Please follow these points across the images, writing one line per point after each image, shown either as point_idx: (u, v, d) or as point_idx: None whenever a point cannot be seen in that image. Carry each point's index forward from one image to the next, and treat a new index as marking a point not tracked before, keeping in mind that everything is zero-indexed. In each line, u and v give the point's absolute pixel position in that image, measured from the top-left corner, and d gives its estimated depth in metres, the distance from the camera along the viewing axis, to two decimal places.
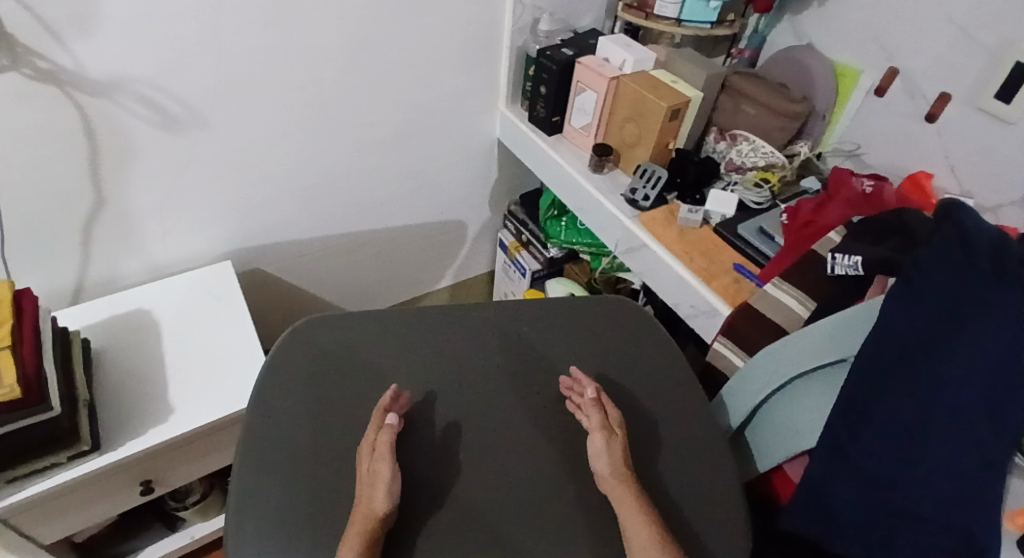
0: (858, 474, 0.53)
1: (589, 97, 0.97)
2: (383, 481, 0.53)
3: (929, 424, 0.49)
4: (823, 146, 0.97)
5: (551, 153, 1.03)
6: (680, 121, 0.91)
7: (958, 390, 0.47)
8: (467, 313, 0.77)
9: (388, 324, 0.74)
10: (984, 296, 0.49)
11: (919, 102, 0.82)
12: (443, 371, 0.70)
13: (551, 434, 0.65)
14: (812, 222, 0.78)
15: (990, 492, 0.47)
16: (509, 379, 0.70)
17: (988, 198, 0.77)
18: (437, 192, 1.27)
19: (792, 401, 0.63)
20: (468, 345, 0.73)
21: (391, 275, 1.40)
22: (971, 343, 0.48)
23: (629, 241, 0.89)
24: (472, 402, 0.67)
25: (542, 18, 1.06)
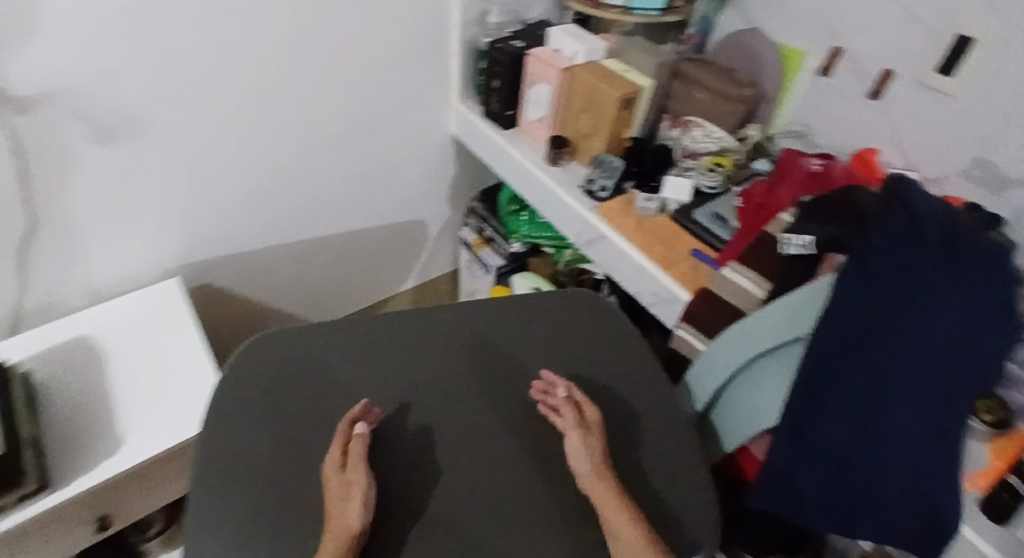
0: (820, 456, 0.54)
1: (542, 89, 0.96)
2: (358, 494, 0.52)
3: (888, 402, 0.51)
4: (773, 128, 0.97)
5: (507, 148, 1.02)
6: (633, 110, 0.90)
7: (916, 369, 0.49)
8: (430, 315, 0.76)
9: (351, 331, 0.72)
10: (934, 278, 0.50)
11: (864, 79, 0.83)
12: (409, 376, 0.68)
13: (527, 433, 0.64)
14: (764, 204, 0.80)
15: (948, 463, 0.49)
16: (480, 382, 0.69)
17: (932, 171, 0.79)
18: (394, 192, 1.24)
19: (753, 384, 0.63)
20: (433, 346, 0.72)
21: (350, 281, 1.36)
22: (926, 322, 0.49)
23: (589, 232, 0.89)
24: (443, 407, 0.66)
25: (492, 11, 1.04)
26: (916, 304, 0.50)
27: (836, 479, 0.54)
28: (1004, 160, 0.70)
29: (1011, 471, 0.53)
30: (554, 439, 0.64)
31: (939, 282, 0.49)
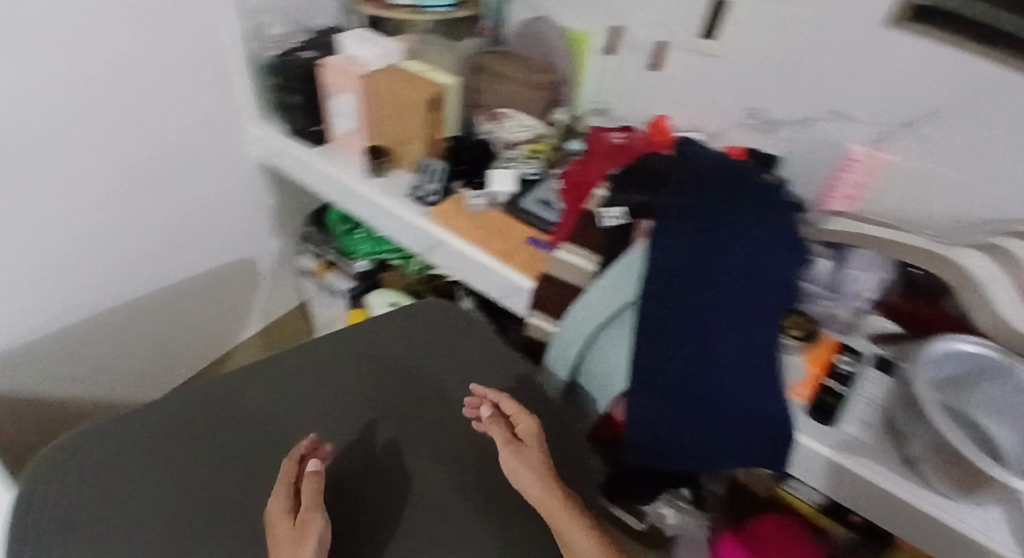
0: (664, 391, 0.65)
1: (345, 100, 0.90)
2: (313, 537, 0.48)
3: (710, 331, 0.64)
4: (579, 107, 1.00)
5: (322, 165, 0.95)
6: (444, 110, 0.87)
7: (723, 298, 0.64)
8: (287, 356, 0.74)
9: (199, 394, 0.68)
10: (720, 227, 0.65)
11: (642, 51, 0.90)
12: (274, 419, 0.66)
13: (433, 445, 0.65)
14: (579, 183, 0.84)
15: (760, 368, 0.63)
16: (372, 410, 0.68)
17: (715, 125, 0.89)
18: (208, 232, 1.13)
19: (604, 350, 0.72)
20: (294, 385, 0.70)
21: (180, 339, 1.22)
22: (720, 261, 0.64)
23: (427, 240, 0.86)
24: (338, 443, 0.64)
25: (266, 21, 0.99)
26: (714, 249, 0.65)
27: (683, 408, 0.65)
28: (766, 105, 0.82)
29: (829, 380, 0.70)
30: (458, 445, 0.65)
31: (725, 228, 0.65)
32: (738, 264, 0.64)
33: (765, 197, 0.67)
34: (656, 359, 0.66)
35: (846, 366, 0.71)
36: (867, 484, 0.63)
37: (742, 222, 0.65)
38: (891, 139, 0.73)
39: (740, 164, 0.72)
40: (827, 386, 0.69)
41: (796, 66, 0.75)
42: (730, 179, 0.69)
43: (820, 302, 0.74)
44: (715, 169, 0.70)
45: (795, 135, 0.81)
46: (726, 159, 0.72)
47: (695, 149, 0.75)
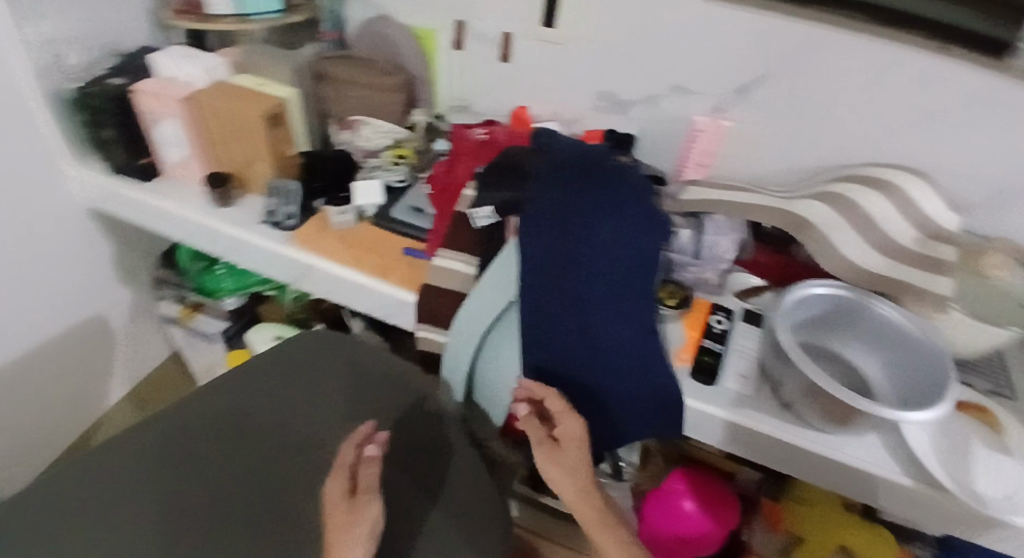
0: (557, 378, 0.68)
1: (171, 126, 0.83)
2: (364, 527, 0.54)
3: (591, 316, 0.65)
4: (438, 106, 0.98)
5: (158, 202, 0.84)
6: (287, 124, 0.81)
7: (597, 281, 0.64)
8: (184, 405, 0.78)
9: (103, 451, 0.71)
10: (584, 210, 0.65)
11: (490, 44, 0.87)
12: (183, 458, 0.71)
13: (361, 473, 0.71)
14: (448, 185, 0.82)
15: (642, 342, 0.65)
16: (274, 459, 0.72)
17: (571, 111, 0.90)
18: (42, 300, 0.97)
19: (494, 350, 0.72)
20: (194, 427, 0.75)
21: (30, 425, 1.06)
22: (588, 244, 0.64)
23: (294, 267, 0.79)
24: (248, 481, 0.70)
25: (65, 51, 0.85)
26: (581, 233, 0.65)
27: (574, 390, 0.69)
28: (615, 87, 0.84)
29: (705, 340, 0.74)
30: (389, 466, 0.71)
31: (589, 211, 0.65)
32: (610, 249, 0.64)
33: (624, 176, 0.68)
34: (545, 350, 0.67)
35: (719, 324, 0.76)
36: (757, 434, 0.68)
37: (605, 207, 0.65)
38: (730, 105, 0.79)
39: (596, 151, 0.73)
40: (706, 346, 0.73)
41: (637, 47, 0.78)
42: (589, 163, 0.69)
43: (689, 269, 0.78)
44: (574, 156, 0.70)
45: (645, 113, 0.85)
46: (582, 145, 0.73)
47: (553, 138, 0.75)
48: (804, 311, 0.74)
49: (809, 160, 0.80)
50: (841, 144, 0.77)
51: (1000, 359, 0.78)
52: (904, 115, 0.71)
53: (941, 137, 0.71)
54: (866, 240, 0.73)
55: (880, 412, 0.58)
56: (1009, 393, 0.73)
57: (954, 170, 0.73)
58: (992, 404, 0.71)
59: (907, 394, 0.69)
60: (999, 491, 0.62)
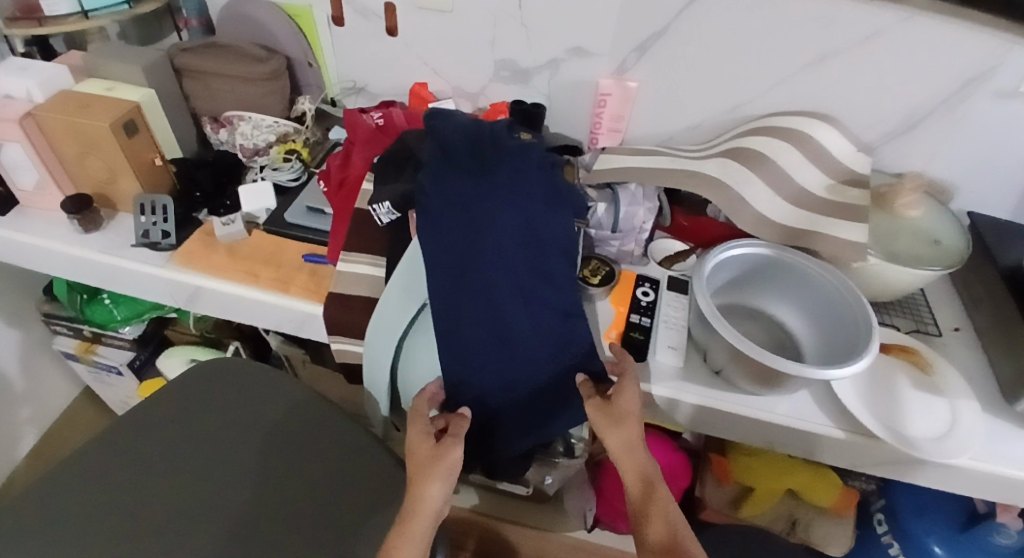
0: (483, 389, 0.62)
1: (14, 149, 0.72)
2: (447, 467, 0.51)
3: (505, 314, 0.60)
4: (330, 91, 0.90)
5: (18, 237, 0.75)
6: (149, 130, 0.74)
7: (506, 275, 0.60)
8: (96, 455, 0.71)
9: (25, 522, 0.64)
10: (483, 199, 0.60)
11: (373, 19, 0.79)
12: (111, 510, 0.66)
13: (286, 495, 0.68)
14: (345, 179, 0.74)
15: (562, 333, 0.62)
16: (210, 499, 0.67)
17: (474, 85, 0.84)
18: None
19: (411, 360, 0.66)
20: (117, 477, 0.69)
21: None
22: (492, 237, 0.60)
23: (180, 291, 0.72)
24: (194, 519, 0.65)
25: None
26: (484, 226, 0.60)
27: (506, 397, 0.63)
28: (514, 55, 0.79)
29: (634, 316, 0.71)
30: (327, 490, 0.68)
31: (489, 201, 0.60)
32: (511, 244, 0.60)
33: (523, 161, 0.62)
34: (465, 358, 0.61)
35: (646, 296, 0.73)
36: (695, 406, 0.66)
37: (505, 198, 0.60)
38: (633, 65, 0.75)
39: (493, 129, 0.67)
40: (633, 321, 0.71)
41: (530, 9, 0.73)
42: (483, 149, 0.63)
43: (611, 243, 0.76)
44: (467, 139, 0.64)
45: (549, 80, 0.80)
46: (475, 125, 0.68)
47: (446, 118, 0.68)
48: (721, 272, 0.72)
49: (717, 116, 0.78)
50: (746, 96, 0.74)
51: (919, 295, 0.79)
52: (804, 59, 0.69)
53: (842, 80, 0.70)
54: (780, 193, 0.72)
55: (804, 372, 0.57)
56: (930, 328, 0.75)
57: (858, 112, 0.72)
58: (915, 342, 0.73)
59: (824, 347, 0.69)
60: (927, 432, 0.63)
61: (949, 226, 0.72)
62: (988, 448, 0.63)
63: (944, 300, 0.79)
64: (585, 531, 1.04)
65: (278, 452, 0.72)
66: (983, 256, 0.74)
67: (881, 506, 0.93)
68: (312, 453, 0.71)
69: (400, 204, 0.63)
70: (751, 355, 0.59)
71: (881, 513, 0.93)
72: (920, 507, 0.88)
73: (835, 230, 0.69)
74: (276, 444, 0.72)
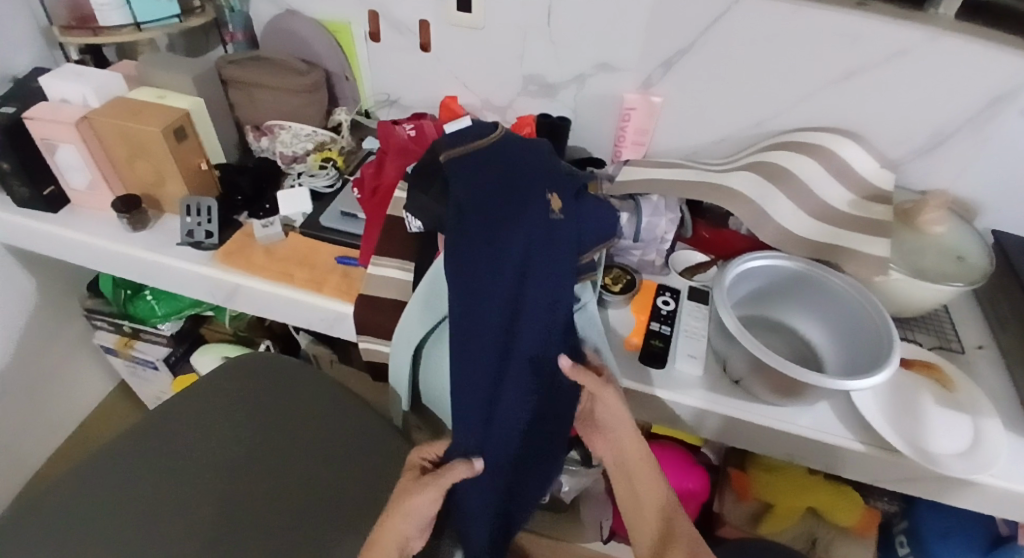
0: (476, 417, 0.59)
1: (71, 151, 0.77)
2: (418, 502, 0.52)
3: (507, 333, 0.57)
4: (364, 102, 0.94)
5: (70, 233, 0.80)
6: (196, 136, 0.78)
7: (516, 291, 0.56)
8: (146, 435, 0.75)
9: (82, 493, 0.70)
10: (505, 215, 0.57)
11: (407, 35, 0.83)
12: (159, 485, 0.70)
13: (304, 487, 0.70)
14: (378, 187, 0.78)
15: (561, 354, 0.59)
16: (250, 480, 0.71)
17: (502, 98, 0.87)
18: None
19: (433, 366, 0.67)
20: (164, 456, 0.73)
21: None
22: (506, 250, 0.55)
23: (218, 288, 0.76)
24: (236, 499, 0.69)
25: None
26: (502, 238, 0.56)
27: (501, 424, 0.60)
28: (541, 70, 0.82)
29: (655, 325, 0.72)
30: (358, 481, 0.71)
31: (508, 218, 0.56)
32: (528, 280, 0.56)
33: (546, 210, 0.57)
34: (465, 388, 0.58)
35: (666, 305, 0.74)
36: (716, 416, 0.67)
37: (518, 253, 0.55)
38: (657, 80, 0.78)
39: (530, 157, 0.64)
40: (653, 329, 0.72)
41: (558, 26, 0.76)
42: (507, 186, 0.59)
43: (632, 253, 0.78)
44: (495, 162, 0.63)
45: (575, 94, 0.83)
46: (514, 146, 0.66)
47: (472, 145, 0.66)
48: (743, 283, 0.73)
49: (741, 130, 0.80)
50: (768, 111, 0.76)
51: (942, 311, 0.79)
52: (826, 75, 0.70)
53: (863, 97, 0.71)
54: (802, 207, 0.74)
55: (825, 383, 0.57)
56: (954, 345, 0.75)
57: (881, 129, 0.74)
58: (938, 358, 0.72)
59: (846, 360, 0.70)
60: (952, 448, 0.63)
61: (973, 243, 0.72)
62: (1011, 465, 0.62)
63: (968, 317, 0.78)
64: (602, 543, 1.05)
65: (313, 442, 0.75)
66: (1009, 273, 0.74)
67: (904, 527, 0.92)
68: (324, 445, 0.74)
69: (431, 223, 0.66)
70: (773, 365, 0.59)
71: (904, 534, 0.92)
72: (945, 528, 0.86)
73: (859, 244, 0.70)
74: (290, 438, 0.75)
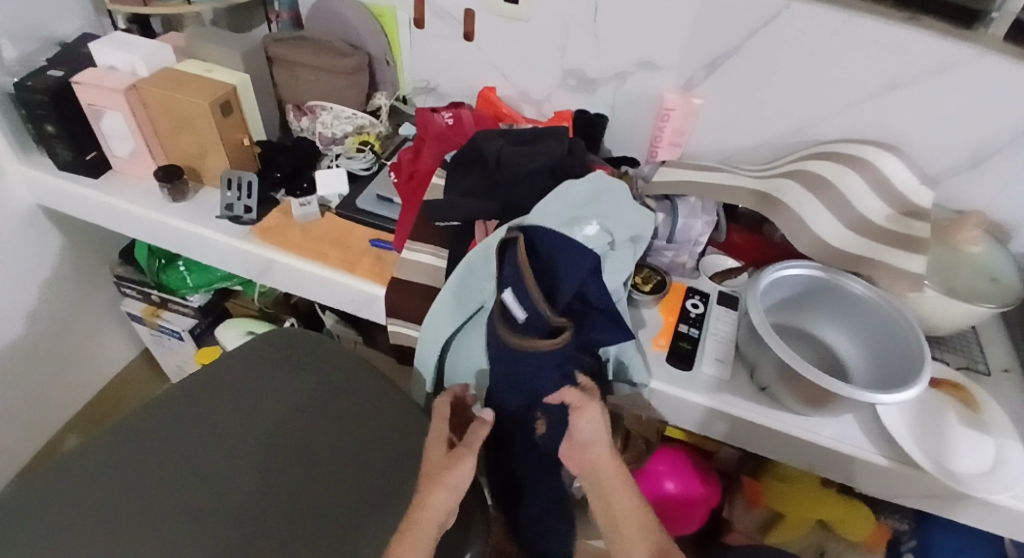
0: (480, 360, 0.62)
1: (116, 118, 0.78)
2: (452, 481, 0.52)
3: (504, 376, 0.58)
4: (402, 88, 0.95)
5: (109, 200, 0.81)
6: (240, 112, 0.79)
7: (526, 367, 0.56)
8: (175, 401, 0.77)
9: (111, 450, 0.71)
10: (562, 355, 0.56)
11: (451, 22, 0.84)
12: (185, 451, 0.72)
13: (324, 465, 0.71)
14: (415, 172, 0.79)
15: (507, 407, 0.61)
16: (274, 455, 0.72)
17: (540, 92, 0.87)
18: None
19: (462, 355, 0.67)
20: (191, 423, 0.75)
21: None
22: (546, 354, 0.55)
23: (253, 263, 0.77)
24: (258, 470, 0.70)
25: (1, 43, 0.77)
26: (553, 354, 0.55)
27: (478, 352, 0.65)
28: (583, 66, 0.82)
29: (684, 328, 0.73)
30: (378, 462, 0.72)
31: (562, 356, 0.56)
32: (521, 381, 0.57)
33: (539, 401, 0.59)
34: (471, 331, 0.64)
35: (695, 308, 0.75)
36: (737, 420, 0.67)
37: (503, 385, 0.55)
38: (699, 83, 0.78)
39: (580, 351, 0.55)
40: (682, 331, 0.73)
41: (603, 22, 0.76)
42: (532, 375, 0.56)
43: (664, 254, 0.79)
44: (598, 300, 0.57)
45: (614, 92, 0.83)
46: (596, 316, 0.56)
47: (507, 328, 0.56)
48: (774, 291, 0.73)
49: (778, 138, 0.80)
50: (809, 120, 0.76)
51: (970, 333, 0.79)
52: (871, 87, 0.70)
53: (907, 111, 0.70)
54: (839, 218, 0.73)
55: (855, 394, 0.57)
56: (980, 366, 0.74)
57: (922, 144, 0.73)
58: (964, 379, 0.72)
59: (876, 374, 0.70)
60: (974, 468, 0.63)
61: (1006, 265, 0.71)
62: None
63: (996, 340, 0.78)
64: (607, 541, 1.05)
65: (335, 423, 0.75)
66: None
67: (913, 546, 0.90)
68: (344, 422, 0.76)
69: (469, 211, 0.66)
70: (804, 374, 0.59)
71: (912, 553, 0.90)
72: (958, 547, 0.85)
73: (893, 259, 0.69)
74: (313, 413, 0.76)
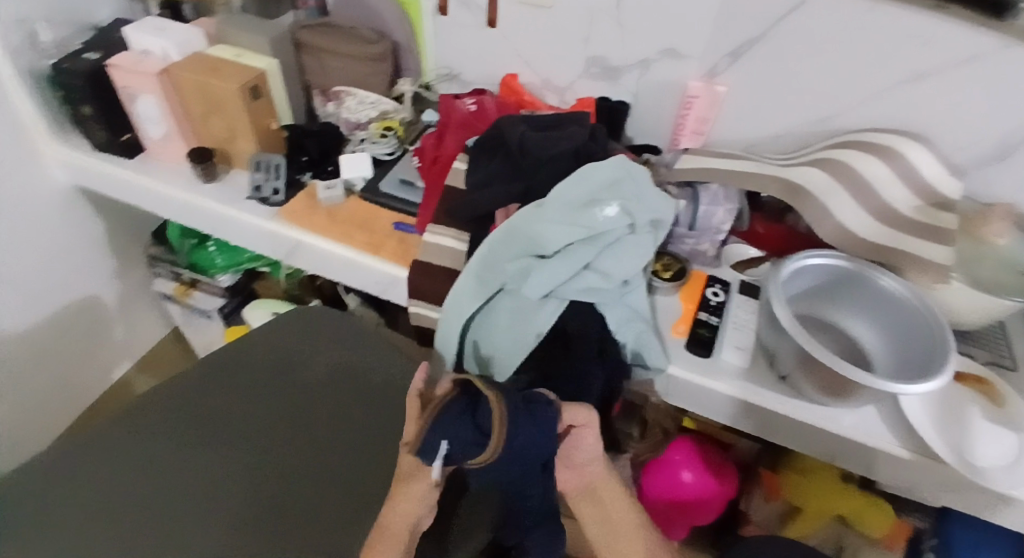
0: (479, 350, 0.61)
1: (149, 102, 0.80)
2: (416, 492, 0.47)
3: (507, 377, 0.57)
4: (426, 77, 0.96)
5: (144, 181, 0.84)
6: (268, 96, 0.81)
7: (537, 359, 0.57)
8: (210, 373, 0.80)
9: (146, 415, 0.74)
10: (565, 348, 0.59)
11: (475, 10, 0.84)
12: (216, 420, 0.74)
13: (347, 443, 0.73)
14: (438, 158, 0.80)
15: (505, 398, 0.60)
16: (300, 430, 0.74)
17: (563, 79, 0.87)
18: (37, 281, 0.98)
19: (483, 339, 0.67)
20: (223, 395, 0.77)
21: (36, 405, 1.07)
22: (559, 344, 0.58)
23: (281, 243, 0.79)
24: (285, 443, 0.73)
25: (39, 28, 0.80)
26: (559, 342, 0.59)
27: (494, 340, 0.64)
28: (606, 53, 0.82)
29: (705, 315, 0.72)
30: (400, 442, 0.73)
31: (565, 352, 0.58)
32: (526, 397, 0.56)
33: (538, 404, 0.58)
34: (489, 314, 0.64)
35: (716, 296, 0.75)
36: (755, 407, 0.67)
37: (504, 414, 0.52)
38: (723, 70, 0.77)
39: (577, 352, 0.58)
40: (702, 318, 0.72)
41: (627, 9, 0.75)
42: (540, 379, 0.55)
43: (685, 241, 0.79)
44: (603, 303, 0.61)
45: (637, 79, 0.83)
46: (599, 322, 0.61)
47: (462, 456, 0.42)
48: (799, 280, 0.73)
49: (804, 127, 0.78)
50: (836, 109, 0.75)
51: (998, 327, 0.77)
52: (900, 75, 0.68)
53: (938, 101, 0.69)
54: (865, 208, 0.72)
55: (876, 383, 0.57)
56: (1007, 361, 0.73)
57: (953, 134, 0.71)
58: (991, 374, 0.70)
59: (898, 363, 0.69)
60: (999, 462, 0.62)
61: None
62: None
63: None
64: None
65: (360, 403, 0.77)
66: None
67: (934, 544, 0.90)
68: (367, 403, 0.77)
69: (491, 196, 0.67)
70: (826, 362, 0.59)
71: (933, 552, 0.90)
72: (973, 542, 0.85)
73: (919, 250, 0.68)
74: (338, 393, 0.78)
